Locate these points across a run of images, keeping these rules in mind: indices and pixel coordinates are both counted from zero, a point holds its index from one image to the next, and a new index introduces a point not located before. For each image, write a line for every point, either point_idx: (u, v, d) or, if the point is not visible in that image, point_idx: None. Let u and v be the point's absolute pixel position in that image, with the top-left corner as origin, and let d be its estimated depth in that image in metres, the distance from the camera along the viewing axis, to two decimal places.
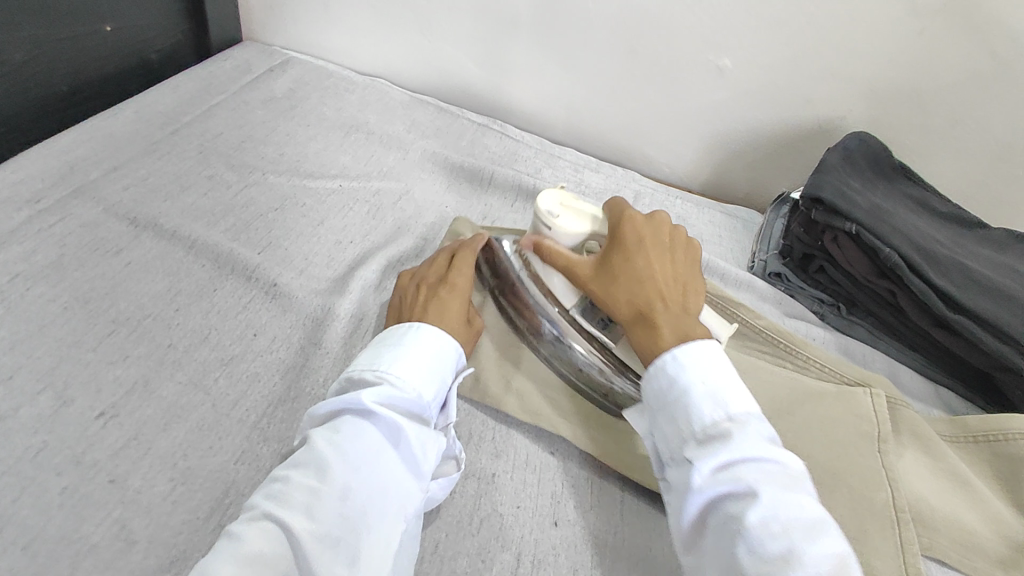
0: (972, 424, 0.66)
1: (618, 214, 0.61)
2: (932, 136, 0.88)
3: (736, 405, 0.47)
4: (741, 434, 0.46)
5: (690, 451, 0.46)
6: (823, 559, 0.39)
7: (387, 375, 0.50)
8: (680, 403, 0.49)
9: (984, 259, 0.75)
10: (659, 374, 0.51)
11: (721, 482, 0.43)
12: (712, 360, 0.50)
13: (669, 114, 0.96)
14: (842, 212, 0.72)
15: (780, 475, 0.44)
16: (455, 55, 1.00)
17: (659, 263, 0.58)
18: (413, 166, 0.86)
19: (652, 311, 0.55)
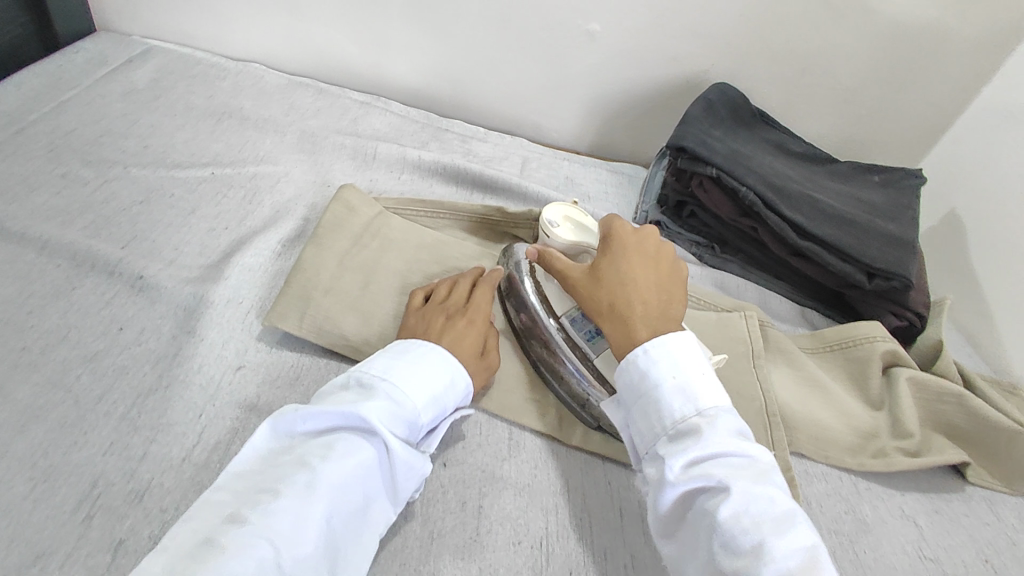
0: (830, 335, 0.72)
1: (610, 226, 0.60)
2: (784, 83, 0.95)
3: (706, 401, 0.48)
4: (711, 428, 0.46)
5: (665, 450, 0.47)
6: (794, 549, 0.39)
7: (388, 385, 0.48)
8: (653, 400, 0.49)
9: (832, 191, 0.82)
10: (631, 370, 0.51)
11: (691, 477, 0.44)
12: (686, 357, 0.50)
13: (548, 81, 0.99)
14: (704, 159, 0.77)
15: (749, 467, 0.44)
16: (330, 35, 0.98)
17: (642, 269, 0.57)
18: (293, 148, 0.84)
19: (628, 308, 0.54)
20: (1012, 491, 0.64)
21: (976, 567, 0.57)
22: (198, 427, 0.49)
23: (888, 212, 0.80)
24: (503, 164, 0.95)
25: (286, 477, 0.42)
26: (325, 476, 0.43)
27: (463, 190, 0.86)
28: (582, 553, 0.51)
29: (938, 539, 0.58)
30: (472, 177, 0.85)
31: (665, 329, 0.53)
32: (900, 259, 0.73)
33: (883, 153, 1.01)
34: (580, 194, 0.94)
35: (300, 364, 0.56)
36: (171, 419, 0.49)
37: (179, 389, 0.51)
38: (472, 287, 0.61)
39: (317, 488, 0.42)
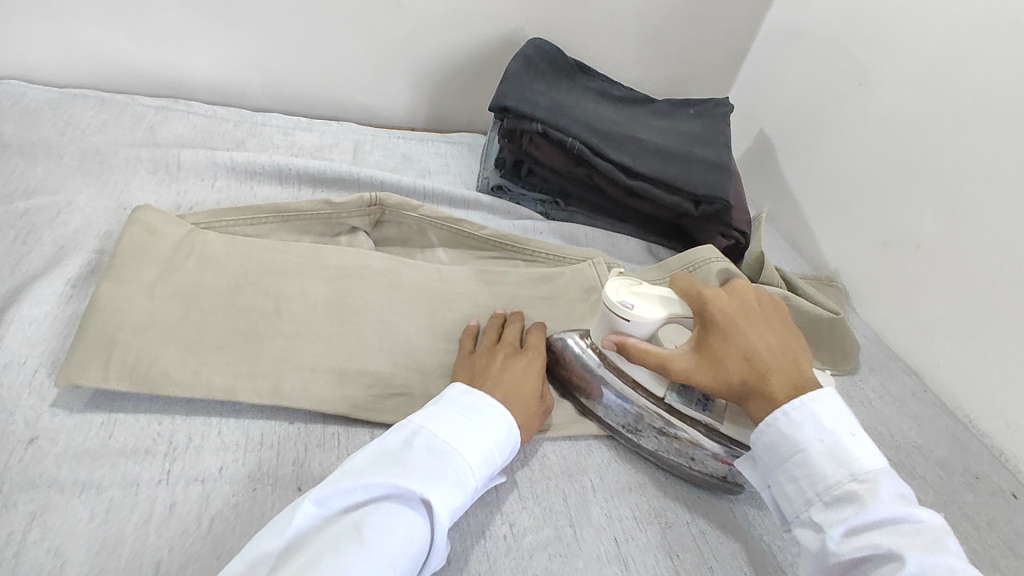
0: (675, 263, 0.74)
1: (701, 294, 0.53)
2: (597, 31, 0.98)
3: (863, 461, 0.46)
4: (874, 495, 0.44)
5: (821, 515, 0.46)
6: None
7: (458, 458, 0.46)
8: (800, 465, 0.47)
9: (653, 128, 0.86)
10: (772, 433, 0.49)
11: (857, 547, 0.43)
12: (836, 421, 0.48)
13: (365, 57, 0.93)
14: (527, 115, 0.77)
15: (920, 535, 0.42)
16: (99, 35, 0.84)
17: (759, 333, 0.52)
18: (74, 171, 0.72)
19: (771, 388, 0.50)
20: (838, 371, 0.73)
21: None
22: None
23: (705, 140, 0.86)
24: (333, 153, 0.89)
25: (341, 557, 0.38)
26: (382, 562, 0.39)
27: (291, 187, 0.79)
28: (464, 540, 0.50)
29: None
30: (297, 172, 0.79)
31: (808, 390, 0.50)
32: (718, 182, 0.78)
33: (695, 87, 1.09)
34: (420, 172, 0.91)
35: (113, 419, 0.49)
36: None
37: None
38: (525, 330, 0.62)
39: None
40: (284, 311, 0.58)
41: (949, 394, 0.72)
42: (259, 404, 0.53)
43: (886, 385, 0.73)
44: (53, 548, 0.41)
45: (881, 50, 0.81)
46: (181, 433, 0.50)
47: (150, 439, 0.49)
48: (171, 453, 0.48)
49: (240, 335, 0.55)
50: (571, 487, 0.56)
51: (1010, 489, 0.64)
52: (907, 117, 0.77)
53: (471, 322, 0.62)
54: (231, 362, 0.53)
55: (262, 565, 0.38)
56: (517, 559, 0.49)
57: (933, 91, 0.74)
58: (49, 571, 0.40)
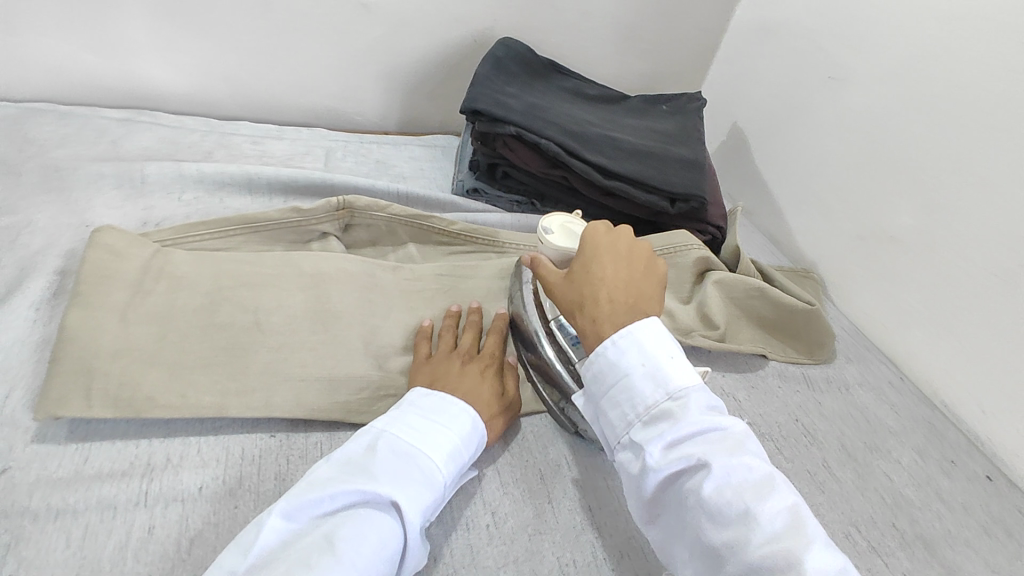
0: (658, 244, 0.74)
1: (587, 230, 0.56)
2: (569, 30, 0.98)
3: (677, 382, 0.46)
4: (685, 410, 0.45)
5: (640, 434, 0.45)
6: (776, 510, 0.40)
7: (425, 458, 0.46)
8: (626, 390, 0.47)
9: (628, 127, 0.86)
10: (601, 362, 0.49)
11: (673, 459, 0.43)
12: (657, 344, 0.48)
13: (335, 62, 0.92)
14: (501, 118, 0.76)
15: (724, 440, 0.44)
16: (57, 47, 0.82)
17: (616, 274, 0.53)
18: (36, 189, 0.70)
19: (594, 310, 0.51)
20: (814, 360, 0.74)
21: (791, 430, 0.65)
22: None
23: (679, 137, 0.86)
24: (305, 160, 0.88)
25: (312, 568, 0.37)
26: (354, 567, 0.38)
27: (261, 197, 0.78)
28: (446, 530, 0.49)
29: (754, 408, 0.67)
30: (268, 182, 0.77)
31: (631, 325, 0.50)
32: (693, 179, 0.79)
33: (668, 83, 1.09)
34: (395, 176, 0.90)
35: (86, 445, 0.48)
36: None
37: None
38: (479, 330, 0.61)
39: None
40: (263, 324, 0.57)
41: (925, 381, 0.74)
42: (243, 417, 0.52)
43: (865, 374, 0.74)
44: None
45: (852, 45, 0.82)
46: (159, 454, 0.48)
47: (128, 462, 0.47)
48: (150, 473, 0.47)
49: (217, 351, 0.54)
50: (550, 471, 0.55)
51: (985, 473, 0.65)
52: (879, 111, 0.79)
53: (424, 324, 0.61)
54: (206, 379, 0.52)
55: None
56: (500, 546, 0.49)
57: (904, 86, 0.76)
58: None
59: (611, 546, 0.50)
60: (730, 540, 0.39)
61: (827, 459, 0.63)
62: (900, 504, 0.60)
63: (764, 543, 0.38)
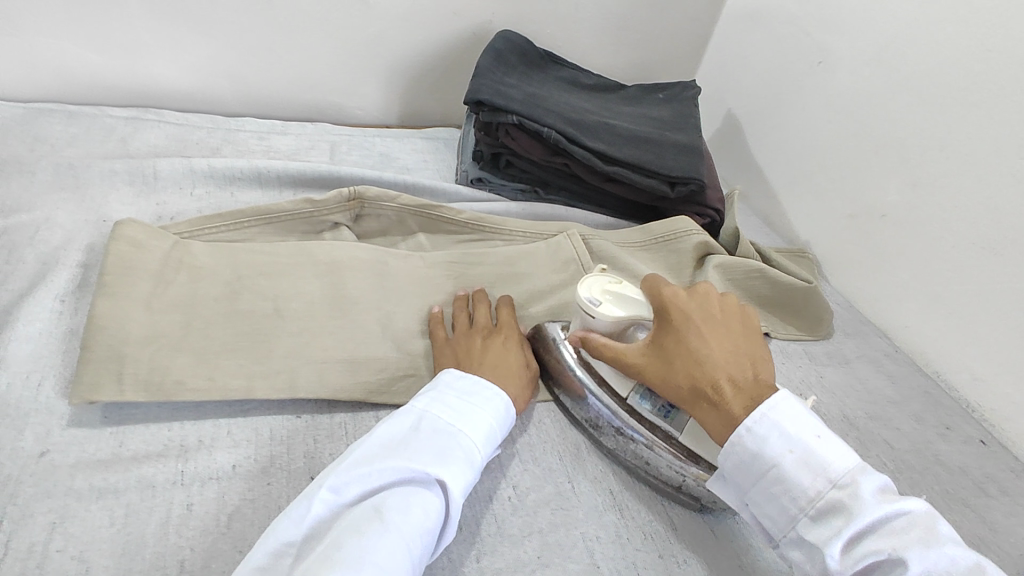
0: (658, 230, 0.79)
1: (660, 296, 0.53)
2: (564, 22, 1.00)
3: (837, 466, 0.42)
4: (857, 499, 0.41)
5: (808, 530, 0.42)
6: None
7: (465, 437, 0.48)
8: (777, 480, 0.43)
9: (626, 115, 0.89)
10: (740, 452, 0.45)
11: (859, 560, 0.40)
12: (798, 425, 0.44)
13: (336, 58, 0.94)
14: (503, 108, 0.78)
15: (912, 528, 0.39)
16: (62, 47, 0.83)
17: (715, 339, 0.50)
18: (50, 187, 0.71)
19: (715, 393, 0.47)
20: (815, 337, 0.77)
21: None
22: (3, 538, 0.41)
23: (676, 123, 0.88)
24: (311, 155, 0.89)
25: (364, 536, 0.40)
26: (404, 536, 0.41)
27: (271, 191, 0.80)
28: (472, 503, 0.51)
29: None
30: (276, 175, 0.79)
31: (761, 398, 0.46)
32: (691, 163, 0.81)
33: (662, 72, 1.12)
34: (399, 168, 0.92)
35: (121, 428, 0.49)
36: None
37: None
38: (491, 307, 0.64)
39: (397, 550, 0.40)
40: (283, 311, 0.59)
41: (919, 353, 0.77)
42: (270, 400, 0.54)
43: (861, 347, 0.77)
44: (76, 555, 0.41)
45: (838, 30, 0.85)
46: (192, 436, 0.50)
47: (162, 444, 0.49)
48: (184, 454, 0.49)
49: (241, 337, 0.56)
50: (567, 448, 0.58)
51: (980, 437, 0.68)
52: (865, 93, 0.81)
53: (434, 308, 0.63)
54: (232, 364, 0.54)
55: (286, 554, 0.40)
56: (523, 516, 0.51)
57: (888, 68, 0.78)
58: None
59: (635, 528, 0.52)
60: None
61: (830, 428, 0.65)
62: (902, 468, 0.63)
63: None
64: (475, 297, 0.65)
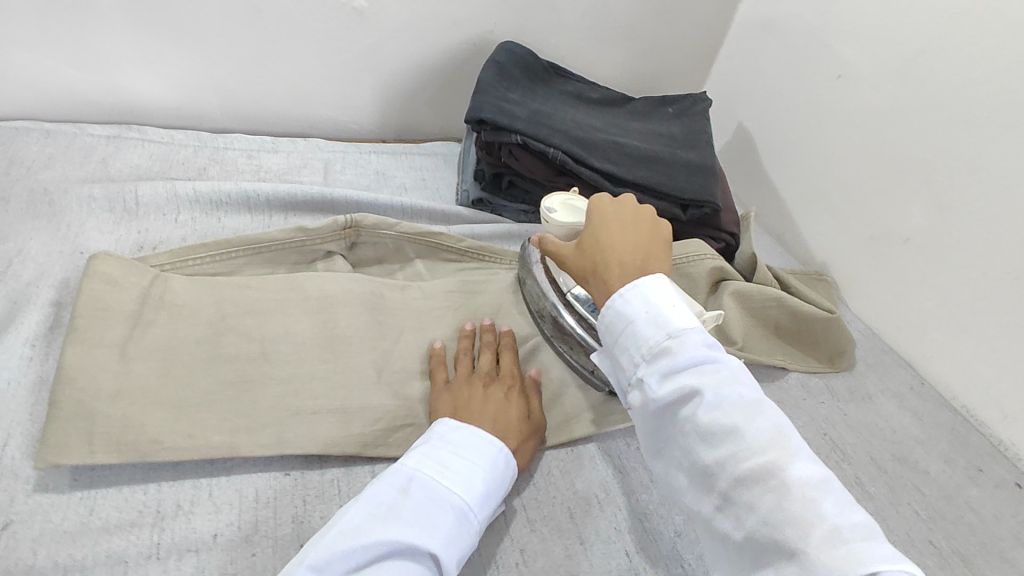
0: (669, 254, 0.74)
1: (589, 200, 0.58)
2: (569, 31, 0.95)
3: (678, 322, 0.46)
4: (683, 346, 0.45)
5: (641, 372, 0.46)
6: (764, 432, 0.40)
7: (459, 501, 0.44)
8: (628, 333, 0.47)
9: (634, 131, 0.84)
10: (608, 312, 0.49)
11: (670, 391, 0.43)
12: (661, 291, 0.48)
13: (330, 71, 0.89)
14: (506, 127, 0.74)
15: (720, 371, 0.44)
16: (38, 62, 0.78)
17: (623, 235, 0.54)
18: (24, 214, 0.67)
19: (607, 272, 0.52)
20: (835, 369, 0.73)
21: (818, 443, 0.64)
22: None
23: (687, 140, 0.84)
24: (303, 174, 0.85)
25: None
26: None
27: (260, 215, 0.75)
28: (476, 570, 0.47)
29: None
30: (266, 198, 0.75)
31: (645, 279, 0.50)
32: (704, 185, 0.77)
33: (669, 83, 1.07)
34: (396, 187, 0.88)
35: (92, 493, 0.45)
36: None
37: None
38: (497, 350, 0.60)
39: None
40: (270, 354, 0.54)
41: (945, 385, 0.73)
42: (255, 456, 0.49)
43: (884, 380, 0.73)
44: None
45: (857, 41, 0.81)
46: (169, 500, 0.46)
47: (136, 511, 0.45)
48: (160, 522, 0.45)
49: (224, 387, 0.52)
50: (577, 502, 0.54)
51: (1013, 479, 0.65)
52: (887, 109, 0.77)
53: (437, 345, 0.60)
54: (215, 417, 0.50)
55: None
56: None
57: (911, 84, 0.74)
58: None
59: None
60: (723, 464, 0.40)
61: (857, 474, 0.61)
62: (933, 518, 0.59)
63: (752, 461, 0.39)
64: (483, 339, 0.61)
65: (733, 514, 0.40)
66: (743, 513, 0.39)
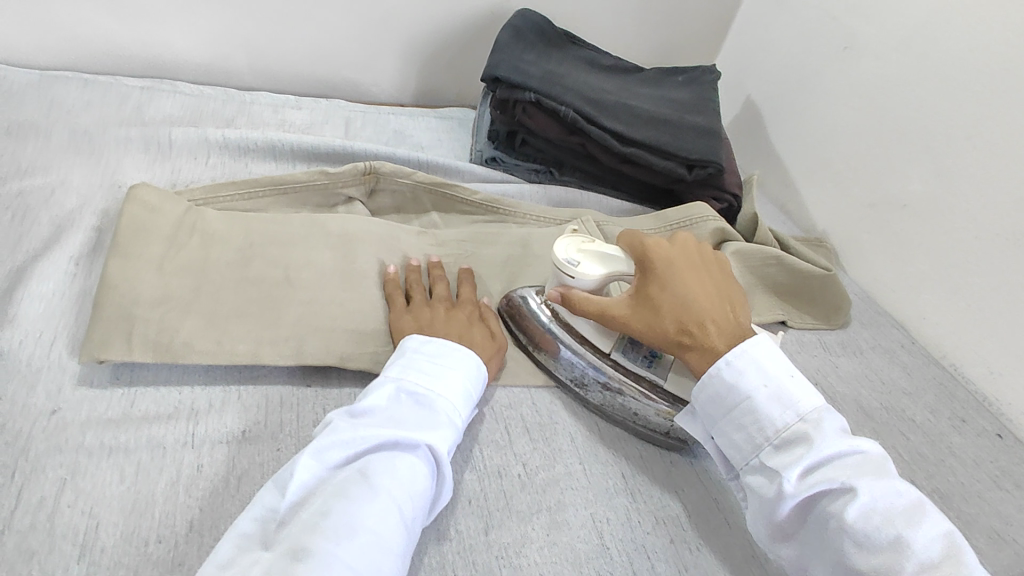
0: (671, 216, 0.78)
1: (643, 245, 0.57)
2: (584, 1, 0.98)
3: (806, 404, 0.47)
4: (819, 433, 0.45)
5: (771, 457, 0.46)
6: (931, 540, 0.39)
7: (440, 399, 0.48)
8: (749, 410, 0.48)
9: (644, 96, 0.87)
10: (719, 380, 0.49)
11: (813, 485, 0.44)
12: (774, 362, 0.49)
13: (353, 32, 0.93)
14: (520, 84, 0.77)
15: (865, 464, 0.44)
16: (79, 14, 0.82)
17: (696, 283, 0.55)
18: (64, 151, 0.71)
19: (704, 334, 0.52)
20: (830, 325, 0.76)
21: None
22: (14, 491, 0.41)
23: (695, 106, 0.87)
24: (325, 130, 0.89)
25: (352, 502, 0.39)
26: (393, 497, 0.41)
27: (284, 163, 0.79)
28: (481, 477, 0.51)
29: None
30: (290, 148, 0.78)
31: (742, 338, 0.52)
32: (709, 146, 0.80)
33: (681, 57, 1.10)
34: (413, 146, 0.91)
35: (132, 389, 0.49)
36: None
37: None
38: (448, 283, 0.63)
39: (386, 513, 0.40)
40: (293, 279, 0.58)
41: (936, 345, 0.75)
42: (280, 367, 0.54)
43: (877, 338, 0.76)
44: (85, 512, 0.41)
45: (866, 14, 0.83)
46: (202, 400, 0.50)
47: (172, 407, 0.49)
48: (194, 417, 0.49)
49: (251, 305, 0.55)
50: (579, 429, 0.57)
51: (996, 430, 0.67)
52: (892, 80, 0.80)
53: (390, 270, 0.62)
54: (244, 330, 0.54)
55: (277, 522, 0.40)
56: (533, 494, 0.51)
57: (916, 54, 0.77)
58: (83, 533, 0.40)
59: (647, 512, 0.52)
60: (881, 568, 0.40)
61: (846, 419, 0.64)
62: (917, 460, 0.62)
63: (921, 572, 0.38)
64: (433, 273, 0.63)
65: None
66: None
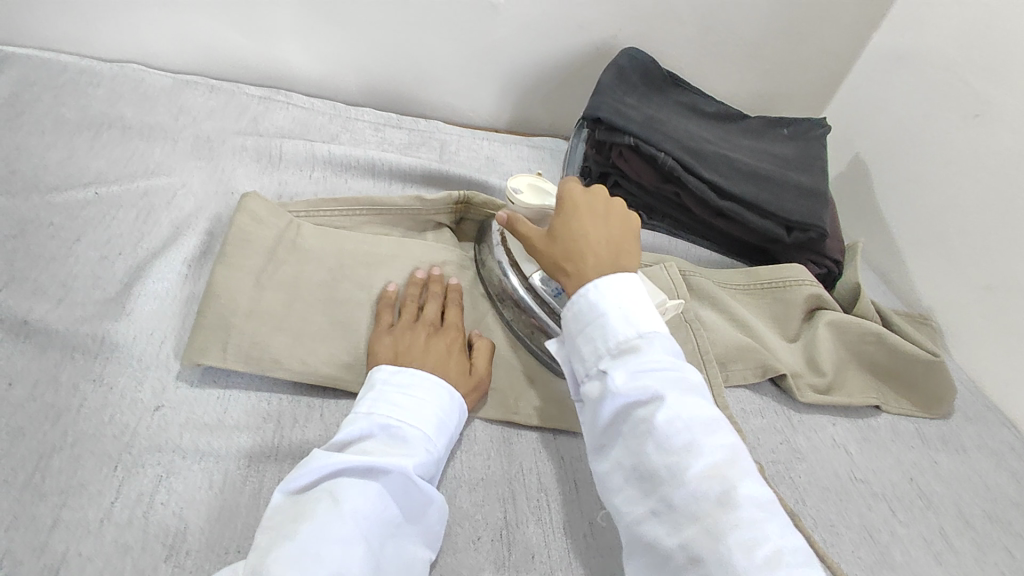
0: (765, 275, 0.74)
1: (562, 185, 0.59)
2: (691, 43, 0.96)
3: (644, 325, 0.49)
4: (650, 349, 0.48)
5: (605, 365, 0.48)
6: (718, 448, 0.43)
7: (409, 429, 0.47)
8: (596, 326, 0.50)
9: (746, 148, 0.84)
10: (579, 299, 0.51)
11: (634, 391, 0.46)
12: (629, 287, 0.51)
13: (458, 60, 0.95)
14: (620, 128, 0.76)
15: (679, 381, 0.47)
16: (215, 28, 0.88)
17: (595, 224, 0.56)
18: (187, 156, 0.76)
19: (580, 266, 0.54)
20: (929, 415, 0.70)
21: (902, 485, 0.62)
22: (116, 484, 0.44)
23: (799, 163, 0.83)
24: (421, 151, 0.92)
25: (316, 528, 0.39)
26: (359, 528, 0.40)
27: (381, 183, 0.82)
28: (544, 531, 0.50)
29: (865, 462, 0.63)
30: (388, 168, 0.81)
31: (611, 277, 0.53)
32: (813, 209, 0.77)
33: (785, 105, 1.06)
34: (504, 174, 0.92)
35: (226, 395, 0.52)
36: (83, 479, 0.44)
37: (90, 446, 0.46)
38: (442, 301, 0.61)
39: (347, 540, 0.39)
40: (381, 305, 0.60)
41: None
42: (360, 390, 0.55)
43: (982, 435, 0.70)
44: (177, 513, 0.44)
45: (1002, 82, 0.77)
46: (288, 413, 0.52)
47: (261, 417, 0.51)
48: (280, 429, 0.51)
49: (341, 326, 0.57)
50: None
51: None
52: None
53: (389, 288, 0.60)
54: (333, 350, 0.56)
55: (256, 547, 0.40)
56: (597, 558, 0.50)
57: None
58: (173, 534, 0.43)
59: None
60: (673, 466, 0.42)
61: (942, 524, 0.59)
62: None
63: (700, 474, 0.41)
64: (430, 289, 0.61)
65: (669, 520, 0.41)
66: (683, 521, 0.41)
